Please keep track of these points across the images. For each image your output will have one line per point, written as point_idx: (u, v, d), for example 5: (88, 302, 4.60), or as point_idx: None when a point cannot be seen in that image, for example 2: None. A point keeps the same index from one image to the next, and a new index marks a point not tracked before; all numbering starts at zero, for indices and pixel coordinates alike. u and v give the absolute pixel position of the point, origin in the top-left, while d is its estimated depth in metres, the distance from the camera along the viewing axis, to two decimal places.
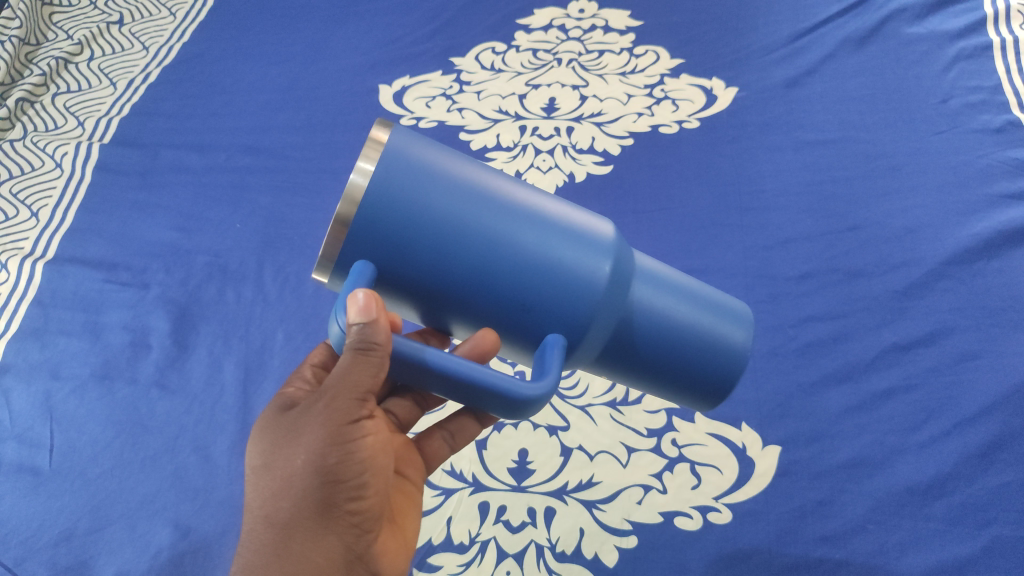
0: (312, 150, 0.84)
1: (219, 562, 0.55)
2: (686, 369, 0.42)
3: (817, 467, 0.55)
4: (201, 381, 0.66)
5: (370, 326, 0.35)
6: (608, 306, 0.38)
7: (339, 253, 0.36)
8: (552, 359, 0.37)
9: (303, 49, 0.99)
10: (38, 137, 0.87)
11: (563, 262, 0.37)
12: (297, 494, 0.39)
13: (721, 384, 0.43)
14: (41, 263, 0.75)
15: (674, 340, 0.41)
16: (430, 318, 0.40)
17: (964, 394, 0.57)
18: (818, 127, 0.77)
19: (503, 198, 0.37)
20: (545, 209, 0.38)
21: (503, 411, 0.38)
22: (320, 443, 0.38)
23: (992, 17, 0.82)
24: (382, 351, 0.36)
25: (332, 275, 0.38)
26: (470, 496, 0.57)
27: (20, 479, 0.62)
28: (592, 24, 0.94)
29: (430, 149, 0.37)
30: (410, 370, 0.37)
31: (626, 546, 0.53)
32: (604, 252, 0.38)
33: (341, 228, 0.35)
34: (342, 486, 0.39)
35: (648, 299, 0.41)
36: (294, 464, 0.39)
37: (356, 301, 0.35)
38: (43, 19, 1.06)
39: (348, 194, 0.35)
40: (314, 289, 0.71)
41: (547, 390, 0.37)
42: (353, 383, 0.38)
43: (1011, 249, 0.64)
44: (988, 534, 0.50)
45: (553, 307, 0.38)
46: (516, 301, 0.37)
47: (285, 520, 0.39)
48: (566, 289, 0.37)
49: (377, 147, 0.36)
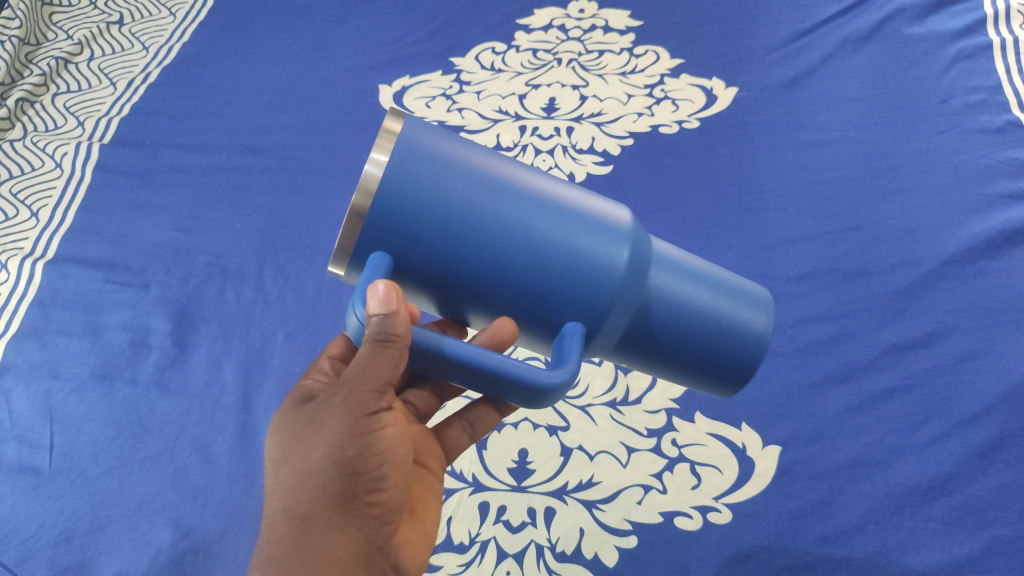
0: (311, 150, 0.84)
1: (220, 562, 0.56)
2: (706, 355, 0.42)
3: (817, 467, 0.55)
4: (202, 381, 0.66)
5: (389, 318, 0.35)
6: (626, 293, 0.38)
7: (354, 246, 0.36)
8: (571, 348, 0.38)
9: (302, 49, 0.99)
10: (38, 136, 0.87)
11: (580, 249, 0.37)
12: (315, 487, 0.39)
13: (740, 371, 0.43)
14: (41, 263, 0.75)
15: (693, 325, 0.41)
16: (448, 308, 0.40)
17: (965, 394, 0.57)
18: (819, 127, 0.77)
19: (519, 187, 0.37)
20: (562, 197, 0.38)
21: (523, 401, 0.38)
22: (338, 436, 0.38)
23: (992, 17, 0.82)
24: (401, 343, 0.36)
25: (347, 268, 0.38)
26: (469, 496, 0.57)
27: (20, 479, 0.62)
28: (592, 24, 0.94)
29: (442, 140, 0.37)
30: (429, 361, 0.37)
31: (626, 546, 0.53)
32: (622, 239, 0.38)
33: (356, 221, 0.36)
34: (361, 479, 0.39)
35: (666, 286, 0.40)
36: (312, 458, 0.39)
37: (376, 293, 0.34)
38: (43, 19, 1.06)
39: (363, 186, 0.35)
40: (315, 289, 0.71)
41: (567, 378, 0.37)
42: (372, 375, 0.38)
43: (1010, 249, 0.64)
44: (988, 534, 0.50)
45: (572, 297, 0.38)
46: (537, 293, 0.38)
47: (304, 513, 0.39)
48: (584, 277, 0.37)
49: (389, 138, 0.36)
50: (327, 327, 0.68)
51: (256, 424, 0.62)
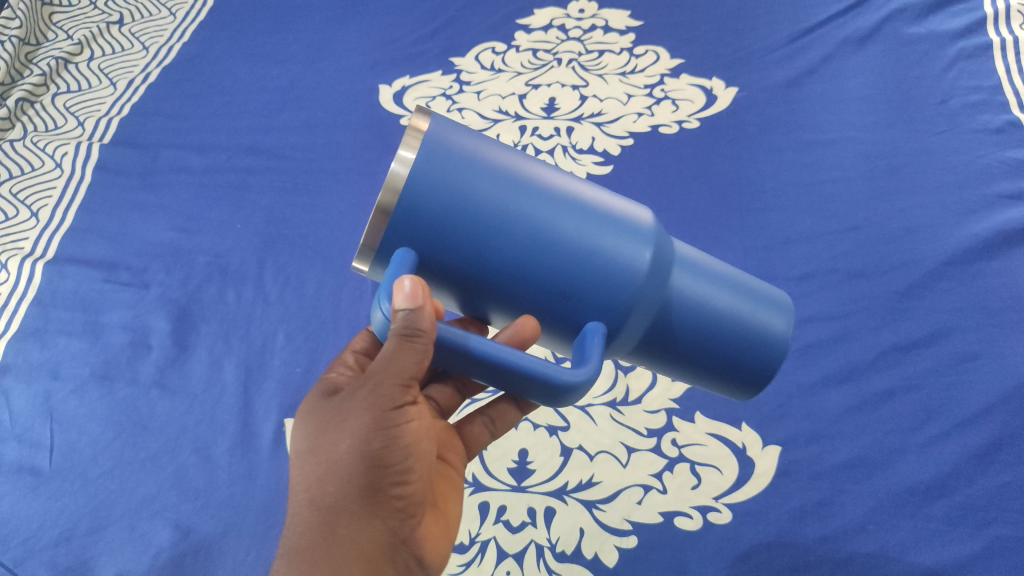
0: (312, 151, 0.84)
1: (221, 562, 0.56)
2: (727, 358, 0.42)
3: (817, 468, 0.55)
4: (202, 381, 0.66)
5: (415, 313, 0.35)
6: (648, 294, 0.38)
7: (379, 243, 0.37)
8: (592, 348, 0.37)
9: (302, 49, 0.99)
10: (38, 137, 0.87)
11: (603, 250, 0.37)
12: (341, 479, 0.39)
13: (759, 372, 0.43)
14: (41, 263, 0.75)
15: (713, 328, 0.41)
16: (470, 306, 0.40)
17: (965, 394, 0.57)
18: (819, 127, 0.77)
19: (542, 186, 0.37)
20: (585, 197, 0.38)
21: (545, 399, 0.38)
22: (365, 429, 0.38)
23: (992, 17, 0.82)
24: (427, 338, 0.36)
25: (372, 264, 0.38)
26: (469, 496, 0.57)
27: (20, 479, 0.62)
28: (592, 24, 0.94)
29: (466, 138, 0.37)
30: (454, 357, 0.37)
31: (626, 546, 0.53)
32: (645, 240, 0.38)
33: (382, 218, 0.36)
34: (387, 471, 0.39)
35: (687, 287, 0.40)
36: (338, 450, 0.39)
37: (402, 289, 0.35)
38: (43, 19, 1.06)
39: (389, 184, 0.35)
40: (315, 289, 0.71)
41: (588, 377, 0.37)
42: (398, 369, 0.38)
43: (1010, 249, 0.64)
44: (988, 534, 0.51)
45: (595, 296, 0.38)
46: (560, 292, 0.38)
47: (330, 504, 0.39)
48: (607, 278, 0.37)
49: (416, 135, 0.36)
50: (327, 327, 0.68)
51: (255, 425, 0.62)
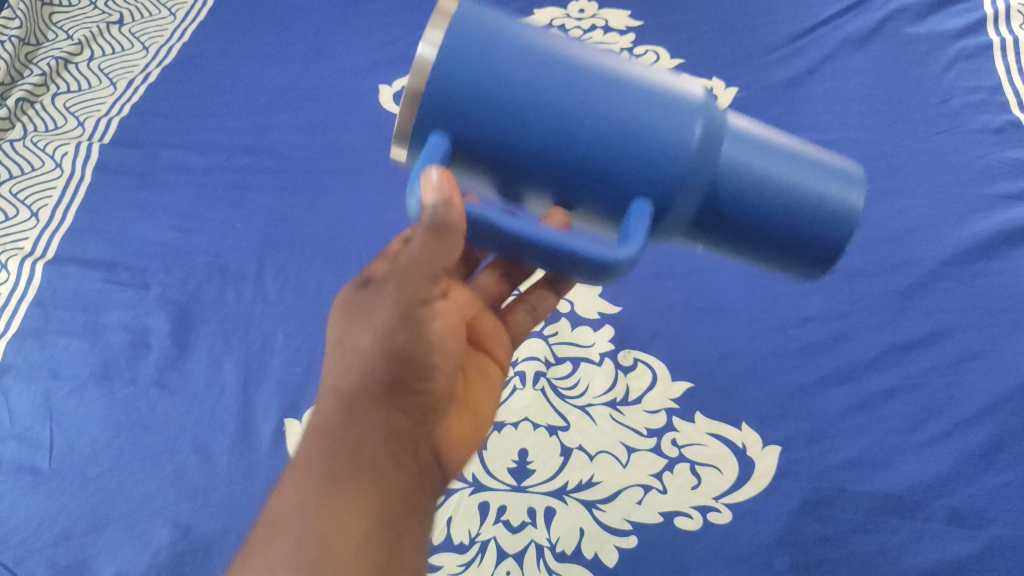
0: (312, 150, 0.84)
1: (221, 562, 0.56)
2: (780, 222, 0.40)
3: (817, 467, 0.55)
4: (201, 380, 0.66)
5: (444, 206, 0.36)
6: (693, 171, 0.38)
7: (415, 123, 0.38)
8: (637, 225, 0.37)
9: (301, 49, 0.99)
10: (38, 137, 0.87)
11: (645, 100, 0.37)
12: (363, 373, 0.41)
13: (814, 240, 0.41)
14: (41, 263, 0.75)
15: (763, 186, 0.40)
16: (506, 192, 0.41)
17: (965, 394, 0.57)
18: (819, 127, 0.77)
19: (586, 67, 0.37)
20: (631, 72, 0.38)
21: (585, 276, 0.39)
22: (392, 318, 0.41)
23: (991, 17, 0.82)
24: (457, 229, 0.38)
25: (410, 147, 0.40)
26: (469, 496, 0.57)
27: (19, 478, 0.62)
28: (592, 24, 0.94)
29: (509, 25, 0.38)
30: (487, 232, 0.39)
31: (626, 546, 0.53)
32: (693, 110, 0.37)
33: (414, 99, 0.37)
34: (409, 365, 0.41)
35: (739, 159, 0.39)
36: (361, 342, 0.42)
37: (430, 180, 0.36)
38: (43, 19, 1.06)
39: (417, 69, 0.37)
40: (315, 289, 0.71)
41: (635, 254, 0.37)
42: (427, 257, 0.40)
43: (1010, 249, 0.64)
44: (987, 534, 0.51)
45: (624, 126, 0.37)
46: (591, 124, 0.37)
47: (350, 394, 0.41)
48: (648, 127, 0.37)
49: (446, 18, 0.37)
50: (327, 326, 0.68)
51: (255, 425, 0.62)
